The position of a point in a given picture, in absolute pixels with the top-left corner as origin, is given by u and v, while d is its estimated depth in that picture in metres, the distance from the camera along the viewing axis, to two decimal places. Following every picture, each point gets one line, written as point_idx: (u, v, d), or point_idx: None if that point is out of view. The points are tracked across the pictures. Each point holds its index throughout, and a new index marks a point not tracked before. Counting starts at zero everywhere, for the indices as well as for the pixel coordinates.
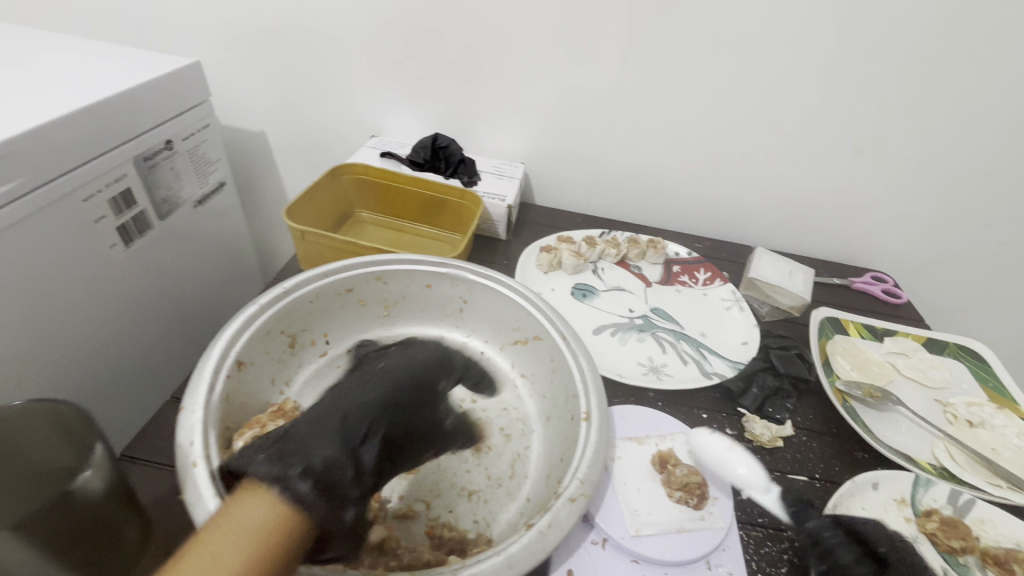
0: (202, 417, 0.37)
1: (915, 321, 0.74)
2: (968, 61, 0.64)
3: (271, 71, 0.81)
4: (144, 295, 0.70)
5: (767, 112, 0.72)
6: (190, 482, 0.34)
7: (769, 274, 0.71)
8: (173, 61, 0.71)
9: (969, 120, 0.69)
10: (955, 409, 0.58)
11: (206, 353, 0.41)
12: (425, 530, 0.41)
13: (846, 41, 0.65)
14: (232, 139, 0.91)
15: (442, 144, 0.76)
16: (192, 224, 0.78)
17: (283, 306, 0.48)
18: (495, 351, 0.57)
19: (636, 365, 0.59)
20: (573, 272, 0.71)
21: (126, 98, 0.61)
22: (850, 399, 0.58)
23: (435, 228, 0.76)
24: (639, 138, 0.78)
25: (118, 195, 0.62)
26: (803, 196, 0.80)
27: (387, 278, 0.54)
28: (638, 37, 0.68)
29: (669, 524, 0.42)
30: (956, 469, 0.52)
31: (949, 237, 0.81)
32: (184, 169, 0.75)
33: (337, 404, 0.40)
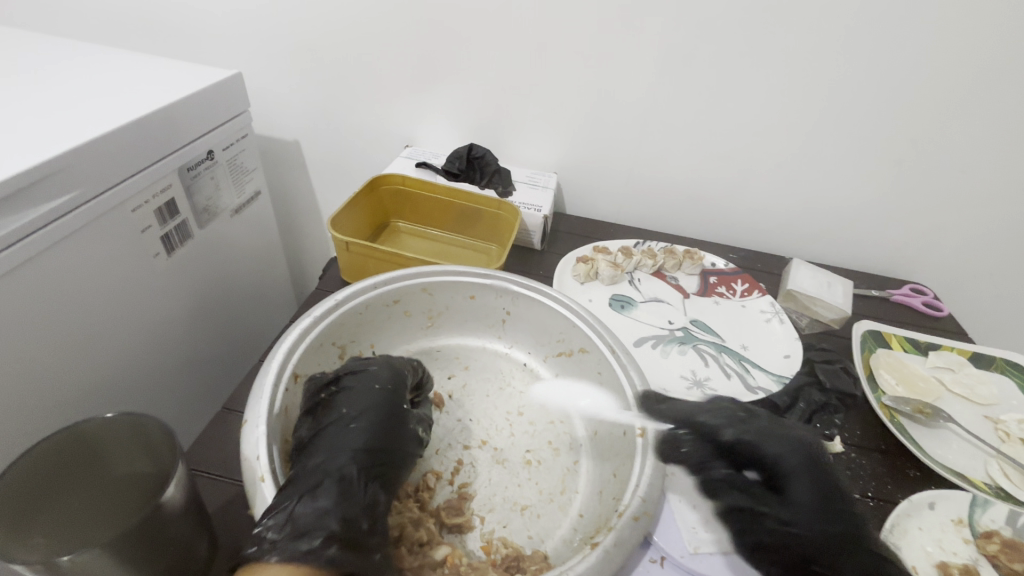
0: (266, 430, 0.37)
1: (957, 334, 0.73)
2: (1016, 72, 0.63)
3: (306, 79, 0.82)
4: (185, 303, 0.71)
5: (810, 118, 0.71)
6: (259, 497, 0.34)
7: (809, 286, 0.70)
8: (215, 72, 0.72)
9: (1016, 128, 0.67)
10: (1007, 426, 0.57)
11: (265, 366, 0.41)
12: (481, 545, 0.41)
13: (890, 54, 0.64)
14: (266, 148, 0.93)
15: (477, 155, 0.77)
16: (229, 233, 0.79)
17: (334, 318, 0.48)
18: (537, 363, 0.56)
19: (679, 379, 0.58)
20: (610, 283, 0.71)
21: (173, 110, 0.62)
22: (899, 415, 0.57)
23: (469, 238, 0.76)
24: (677, 146, 0.78)
25: (163, 205, 0.63)
26: (839, 208, 0.80)
27: (432, 289, 0.54)
28: (678, 47, 0.68)
29: (726, 540, 0.42)
30: (1012, 489, 0.51)
31: (990, 248, 0.80)
32: (223, 179, 0.76)
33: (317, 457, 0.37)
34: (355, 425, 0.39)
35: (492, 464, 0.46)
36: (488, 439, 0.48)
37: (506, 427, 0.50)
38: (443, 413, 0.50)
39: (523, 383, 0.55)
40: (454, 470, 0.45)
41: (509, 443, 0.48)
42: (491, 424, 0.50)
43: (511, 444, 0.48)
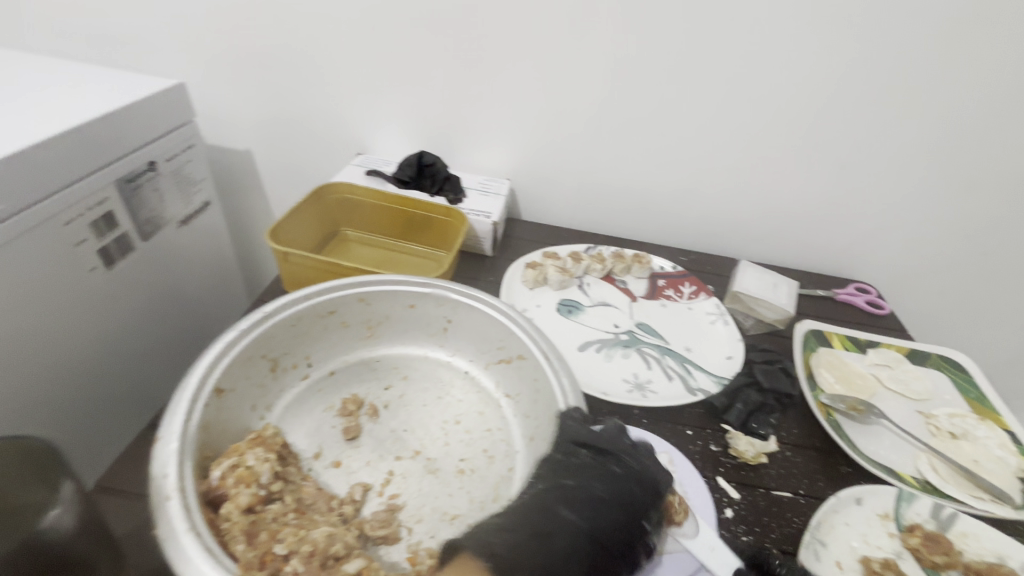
0: (178, 447, 0.37)
1: (898, 332, 0.75)
2: (943, 77, 0.66)
3: (258, 88, 0.81)
4: (126, 316, 0.69)
5: (752, 123, 0.73)
6: (163, 516, 0.33)
7: (753, 287, 0.71)
8: (158, 82, 0.71)
9: (946, 131, 0.70)
10: (937, 421, 0.59)
11: (184, 381, 0.41)
12: (405, 556, 0.40)
13: (824, 60, 0.66)
14: (218, 157, 0.91)
15: (428, 162, 0.75)
16: (175, 245, 0.77)
17: (264, 330, 0.48)
18: (478, 371, 0.56)
19: (621, 382, 0.59)
20: (559, 288, 0.71)
21: (109, 120, 0.61)
22: (834, 413, 0.59)
23: (418, 246, 0.76)
24: (626, 151, 0.79)
25: (100, 217, 0.62)
26: (785, 210, 0.81)
27: (369, 299, 0.54)
28: (622, 54, 0.69)
29: None
30: (939, 482, 0.52)
31: (930, 249, 0.82)
32: (169, 190, 0.74)
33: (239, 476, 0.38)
34: (608, 475, 0.39)
35: (423, 475, 0.46)
36: (422, 449, 0.48)
37: (441, 436, 0.50)
38: (377, 424, 0.50)
39: (463, 392, 0.55)
40: (384, 482, 0.45)
41: (443, 453, 0.48)
42: (426, 434, 0.50)
43: (444, 455, 0.48)
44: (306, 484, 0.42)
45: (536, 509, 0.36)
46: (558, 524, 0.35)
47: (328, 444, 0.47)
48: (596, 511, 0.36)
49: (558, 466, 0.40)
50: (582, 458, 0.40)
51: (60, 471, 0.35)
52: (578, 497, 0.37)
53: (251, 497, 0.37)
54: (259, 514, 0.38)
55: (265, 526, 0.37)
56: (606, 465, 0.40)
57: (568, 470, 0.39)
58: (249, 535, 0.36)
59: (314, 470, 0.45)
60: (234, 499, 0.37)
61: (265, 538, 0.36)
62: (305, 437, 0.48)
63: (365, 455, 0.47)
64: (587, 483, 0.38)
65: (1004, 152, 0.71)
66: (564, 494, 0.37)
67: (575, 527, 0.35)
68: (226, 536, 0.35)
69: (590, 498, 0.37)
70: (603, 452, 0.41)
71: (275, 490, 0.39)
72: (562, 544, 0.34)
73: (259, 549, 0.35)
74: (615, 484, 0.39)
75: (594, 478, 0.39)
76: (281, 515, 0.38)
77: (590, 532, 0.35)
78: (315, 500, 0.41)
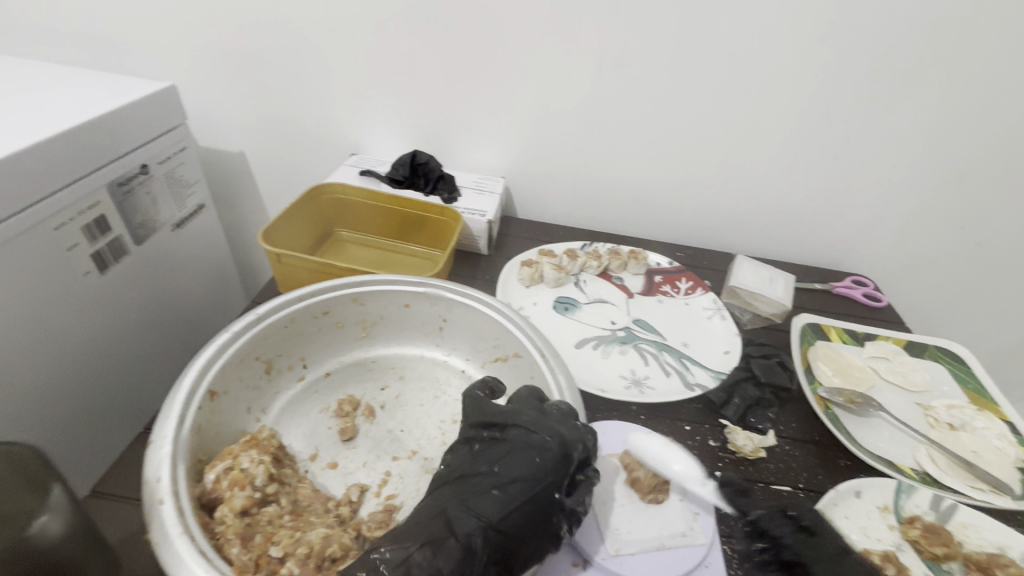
0: (172, 451, 0.36)
1: (896, 324, 0.74)
2: (936, 67, 0.65)
3: (250, 90, 0.81)
4: (121, 321, 0.68)
5: (745, 117, 0.73)
6: (156, 520, 0.33)
7: (750, 282, 0.71)
8: (148, 85, 0.70)
9: (941, 121, 0.70)
10: (936, 413, 0.59)
11: (177, 384, 0.40)
12: None
13: (816, 52, 0.66)
14: (212, 160, 0.91)
15: (421, 161, 0.75)
16: (169, 247, 0.77)
17: (257, 332, 0.47)
18: (475, 369, 0.56)
19: (618, 378, 0.59)
20: (555, 285, 0.71)
21: (100, 124, 0.60)
22: (833, 406, 0.58)
23: (414, 245, 0.75)
24: (620, 147, 0.79)
25: (93, 221, 0.61)
26: (780, 204, 0.81)
27: (364, 299, 0.53)
28: (614, 49, 0.69)
29: (650, 541, 0.43)
30: (939, 473, 0.52)
31: (927, 241, 0.82)
32: (161, 193, 0.74)
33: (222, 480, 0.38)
34: (508, 455, 0.38)
35: (420, 475, 0.46)
36: (418, 449, 0.48)
37: (438, 436, 0.49)
38: (373, 425, 0.49)
39: (459, 391, 0.54)
40: (381, 483, 0.45)
41: (440, 452, 0.48)
42: (423, 434, 0.49)
43: (442, 455, 0.48)
44: (302, 486, 0.42)
45: (431, 513, 0.35)
46: (453, 524, 0.34)
47: (324, 446, 0.47)
48: (497, 498, 0.35)
49: (467, 457, 0.40)
50: (486, 446, 0.40)
51: (49, 474, 0.34)
52: (477, 488, 0.36)
53: (246, 500, 0.37)
54: (254, 517, 0.37)
55: (260, 529, 0.37)
56: (507, 444, 0.39)
57: (474, 460, 0.39)
58: (244, 538, 0.35)
59: (311, 472, 0.45)
60: (230, 502, 0.37)
61: (260, 541, 0.36)
62: (301, 439, 0.47)
63: (361, 455, 0.47)
64: (489, 470, 0.37)
65: (999, 141, 0.70)
66: (460, 490, 0.36)
67: (474, 518, 0.34)
68: (221, 539, 0.35)
69: (489, 487, 0.36)
70: (507, 431, 0.40)
71: (270, 492, 0.39)
72: (459, 541, 0.33)
73: (254, 552, 0.35)
74: (518, 462, 0.37)
75: (509, 468, 0.37)
76: (276, 517, 0.38)
77: (489, 519, 0.34)
78: (312, 502, 0.41)
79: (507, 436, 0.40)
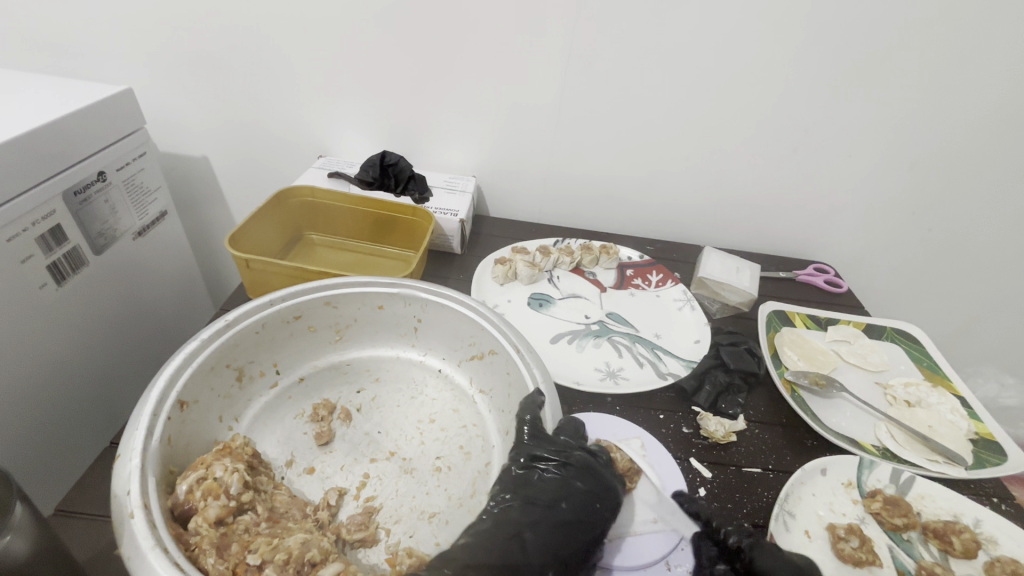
0: (140, 463, 0.35)
1: (855, 308, 0.78)
2: (885, 62, 0.68)
3: (211, 91, 0.79)
4: (80, 334, 0.66)
5: (708, 113, 0.75)
6: (127, 534, 0.32)
7: (717, 272, 0.73)
8: (103, 89, 0.68)
9: (890, 115, 0.73)
10: (894, 391, 0.62)
11: (144, 395, 0.39)
12: (385, 557, 0.40)
13: (772, 49, 0.68)
14: (174, 166, 0.88)
15: (391, 162, 0.75)
16: (133, 256, 0.75)
17: (227, 339, 0.46)
18: (452, 368, 0.56)
19: (593, 371, 0.60)
20: (529, 282, 0.72)
21: (53, 130, 0.58)
22: (799, 389, 0.60)
23: (386, 247, 0.75)
24: (588, 145, 0.80)
25: (47, 232, 0.59)
26: (744, 196, 0.84)
27: (336, 302, 0.53)
28: (578, 48, 0.70)
29: (624, 528, 0.44)
30: (897, 448, 0.55)
31: (883, 227, 0.86)
32: (120, 201, 0.71)
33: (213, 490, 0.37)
34: (571, 493, 0.38)
35: (399, 475, 0.46)
36: (396, 450, 0.48)
37: (416, 436, 0.49)
38: (350, 428, 0.49)
39: (436, 391, 0.54)
40: (360, 485, 0.45)
41: (419, 452, 0.48)
42: (401, 435, 0.49)
43: (419, 455, 0.48)
44: (278, 492, 0.42)
45: (505, 536, 0.35)
46: (528, 552, 0.34)
47: (300, 451, 0.47)
48: (561, 533, 0.36)
49: (521, 484, 0.39)
50: (546, 476, 0.39)
51: (9, 493, 0.32)
52: (544, 520, 0.36)
53: (220, 509, 0.37)
54: (229, 526, 0.37)
55: (236, 538, 0.36)
56: (564, 479, 0.39)
57: (535, 489, 0.38)
58: (220, 548, 0.35)
59: (288, 478, 0.44)
60: (203, 513, 0.36)
61: (237, 550, 0.35)
62: (276, 445, 0.47)
63: (338, 459, 0.46)
64: (554, 504, 0.37)
65: (945, 132, 0.74)
66: (530, 517, 0.36)
67: (546, 552, 0.35)
68: (196, 550, 0.34)
69: (557, 522, 0.36)
70: (567, 467, 0.40)
71: (245, 500, 0.38)
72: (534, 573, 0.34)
73: (230, 561, 0.34)
74: (580, 504, 0.38)
75: (569, 502, 0.38)
76: (253, 525, 0.38)
77: (556, 553, 0.35)
78: (289, 508, 0.41)
79: (564, 470, 0.40)
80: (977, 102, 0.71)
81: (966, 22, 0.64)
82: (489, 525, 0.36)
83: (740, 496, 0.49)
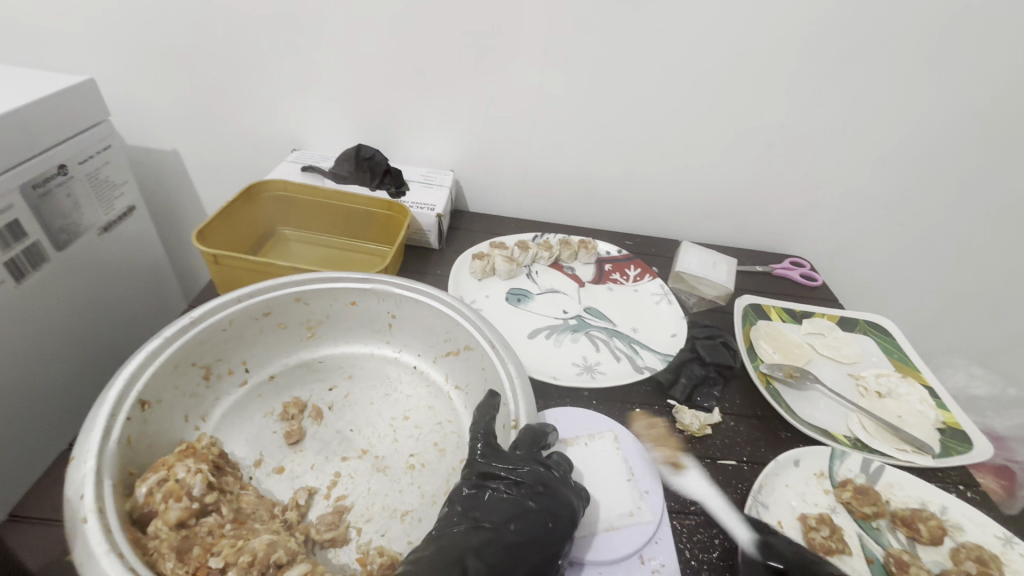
0: (96, 465, 0.34)
1: (829, 301, 0.79)
2: (858, 59, 0.69)
3: (178, 83, 0.76)
4: (41, 334, 0.64)
5: (685, 108, 0.75)
6: (81, 539, 0.31)
7: (694, 267, 0.74)
8: (64, 78, 0.65)
9: (862, 110, 0.74)
10: (866, 382, 0.63)
11: (103, 395, 0.38)
12: (355, 557, 0.39)
13: (749, 44, 0.68)
14: (142, 160, 0.86)
15: (366, 155, 0.73)
16: (98, 253, 0.72)
17: (192, 337, 0.45)
18: (427, 364, 0.55)
19: (570, 366, 0.60)
20: (507, 277, 0.71)
21: (10, 121, 0.55)
22: (774, 381, 0.61)
23: (362, 242, 0.74)
24: (567, 139, 0.79)
25: (5, 227, 0.57)
26: (722, 191, 0.84)
27: (307, 298, 0.52)
28: (556, 41, 0.69)
29: (599, 523, 0.44)
30: (868, 438, 0.56)
31: (857, 222, 0.87)
32: (84, 195, 0.69)
33: (173, 492, 0.36)
34: (522, 513, 0.37)
35: (372, 473, 0.45)
36: (369, 448, 0.47)
37: (389, 433, 0.49)
38: (321, 426, 0.48)
39: (411, 387, 0.54)
40: (331, 484, 0.44)
41: (392, 450, 0.47)
42: (374, 433, 0.49)
43: (393, 453, 0.47)
44: (245, 492, 0.41)
45: (446, 563, 0.33)
46: None
47: (269, 451, 0.45)
48: (508, 557, 0.34)
49: (471, 505, 0.37)
50: (498, 495, 0.38)
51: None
52: (491, 543, 0.35)
53: (182, 512, 0.35)
54: (192, 529, 0.36)
55: (198, 541, 0.35)
56: (513, 498, 0.38)
57: (484, 510, 0.37)
58: (180, 552, 0.34)
59: (256, 478, 0.43)
60: (163, 516, 0.35)
61: (198, 553, 0.34)
62: (245, 445, 0.46)
63: (309, 458, 0.45)
64: (502, 526, 0.36)
65: (916, 127, 0.75)
66: (473, 541, 0.34)
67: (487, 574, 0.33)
68: (155, 554, 0.33)
69: (504, 546, 0.35)
70: (519, 486, 0.39)
71: (209, 502, 0.37)
72: None
73: (191, 565, 0.33)
74: (531, 525, 0.36)
75: (516, 522, 0.36)
76: (217, 527, 0.37)
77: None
78: (256, 509, 0.40)
79: (514, 488, 0.38)
80: (947, 98, 0.72)
81: (934, 17, 0.65)
82: (432, 551, 0.34)
83: (716, 489, 0.49)
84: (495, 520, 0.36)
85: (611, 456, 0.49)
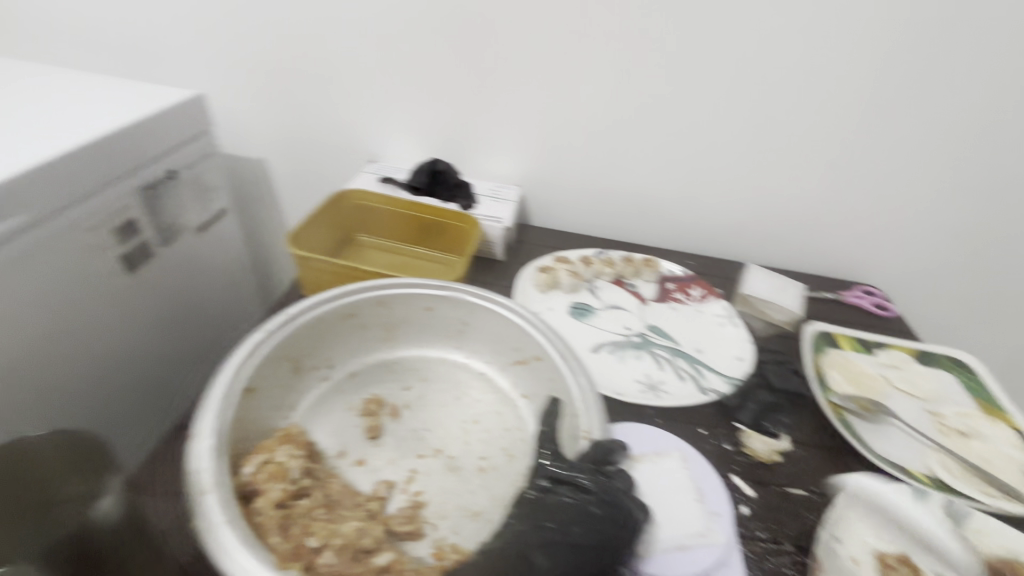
0: (213, 443, 0.38)
1: (905, 333, 0.76)
2: (938, 83, 0.68)
3: (270, 95, 0.83)
4: (146, 323, 0.70)
5: (753, 131, 0.75)
6: (201, 509, 0.34)
7: (761, 290, 0.73)
8: (177, 92, 0.72)
9: (943, 136, 0.72)
10: (947, 420, 0.60)
11: (216, 380, 0.42)
12: (431, 551, 0.41)
13: (821, 68, 0.68)
14: (233, 168, 0.94)
15: (440, 169, 0.77)
16: (195, 250, 0.79)
17: (288, 332, 0.49)
18: (496, 371, 0.57)
19: (633, 383, 0.60)
20: (570, 291, 0.73)
21: (133, 130, 0.62)
22: (846, 412, 0.59)
23: (432, 250, 0.77)
24: (633, 159, 0.80)
25: (123, 225, 0.63)
26: (790, 215, 0.83)
27: (388, 301, 0.55)
28: (627, 62, 0.72)
29: (667, 541, 0.44)
30: (951, 479, 0.53)
31: (936, 250, 0.83)
32: (186, 197, 0.76)
33: (274, 474, 0.40)
34: (586, 517, 0.38)
35: (445, 472, 0.47)
36: (443, 448, 0.49)
37: (461, 435, 0.51)
38: (398, 423, 0.51)
39: (480, 392, 0.55)
40: (408, 480, 0.46)
41: (464, 451, 0.49)
42: (447, 434, 0.51)
43: (465, 455, 0.49)
44: (333, 480, 0.43)
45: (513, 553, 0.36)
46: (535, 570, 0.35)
47: (352, 443, 0.48)
48: (571, 558, 0.35)
49: (535, 507, 0.39)
50: (563, 500, 0.39)
51: None
52: (554, 542, 0.36)
53: (282, 492, 0.39)
54: (290, 508, 0.39)
55: (297, 520, 0.38)
56: (576, 502, 0.38)
57: (548, 511, 0.38)
58: (282, 528, 0.37)
59: (340, 468, 0.46)
60: (267, 495, 0.38)
61: (298, 530, 0.37)
62: (329, 436, 0.49)
63: (387, 453, 0.48)
64: (566, 527, 0.37)
65: (1002, 154, 0.72)
66: (538, 538, 0.36)
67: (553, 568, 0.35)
68: (261, 528, 0.36)
69: (569, 545, 0.36)
70: (582, 491, 0.39)
71: (304, 485, 0.41)
72: None
73: (292, 541, 0.36)
74: (592, 528, 0.37)
75: (579, 523, 0.37)
76: (311, 509, 0.40)
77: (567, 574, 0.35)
78: (342, 496, 0.42)
79: (579, 492, 0.39)
80: None
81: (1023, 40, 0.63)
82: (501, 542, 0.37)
83: (785, 516, 0.48)
84: (557, 521, 0.37)
85: (679, 475, 0.49)
